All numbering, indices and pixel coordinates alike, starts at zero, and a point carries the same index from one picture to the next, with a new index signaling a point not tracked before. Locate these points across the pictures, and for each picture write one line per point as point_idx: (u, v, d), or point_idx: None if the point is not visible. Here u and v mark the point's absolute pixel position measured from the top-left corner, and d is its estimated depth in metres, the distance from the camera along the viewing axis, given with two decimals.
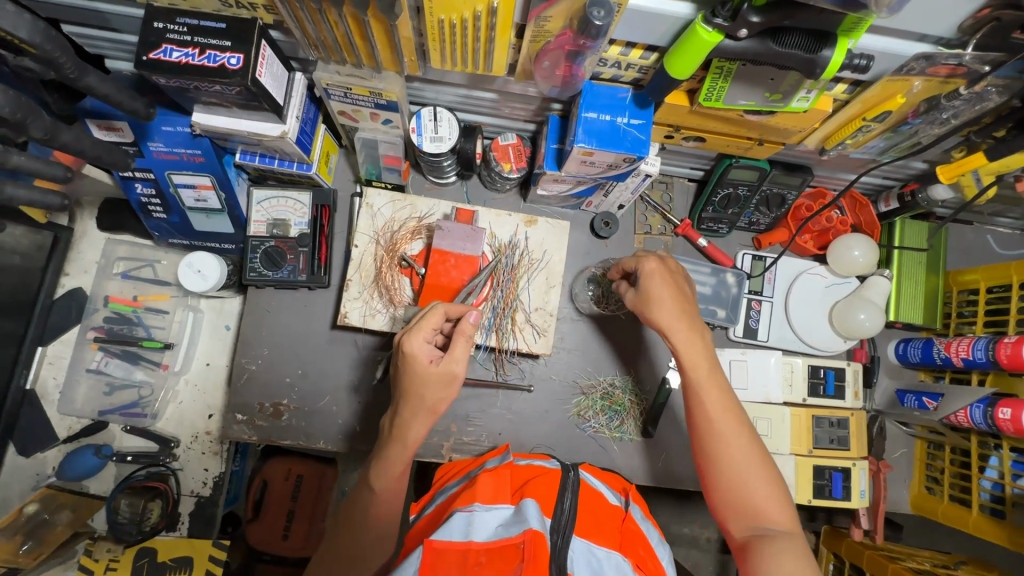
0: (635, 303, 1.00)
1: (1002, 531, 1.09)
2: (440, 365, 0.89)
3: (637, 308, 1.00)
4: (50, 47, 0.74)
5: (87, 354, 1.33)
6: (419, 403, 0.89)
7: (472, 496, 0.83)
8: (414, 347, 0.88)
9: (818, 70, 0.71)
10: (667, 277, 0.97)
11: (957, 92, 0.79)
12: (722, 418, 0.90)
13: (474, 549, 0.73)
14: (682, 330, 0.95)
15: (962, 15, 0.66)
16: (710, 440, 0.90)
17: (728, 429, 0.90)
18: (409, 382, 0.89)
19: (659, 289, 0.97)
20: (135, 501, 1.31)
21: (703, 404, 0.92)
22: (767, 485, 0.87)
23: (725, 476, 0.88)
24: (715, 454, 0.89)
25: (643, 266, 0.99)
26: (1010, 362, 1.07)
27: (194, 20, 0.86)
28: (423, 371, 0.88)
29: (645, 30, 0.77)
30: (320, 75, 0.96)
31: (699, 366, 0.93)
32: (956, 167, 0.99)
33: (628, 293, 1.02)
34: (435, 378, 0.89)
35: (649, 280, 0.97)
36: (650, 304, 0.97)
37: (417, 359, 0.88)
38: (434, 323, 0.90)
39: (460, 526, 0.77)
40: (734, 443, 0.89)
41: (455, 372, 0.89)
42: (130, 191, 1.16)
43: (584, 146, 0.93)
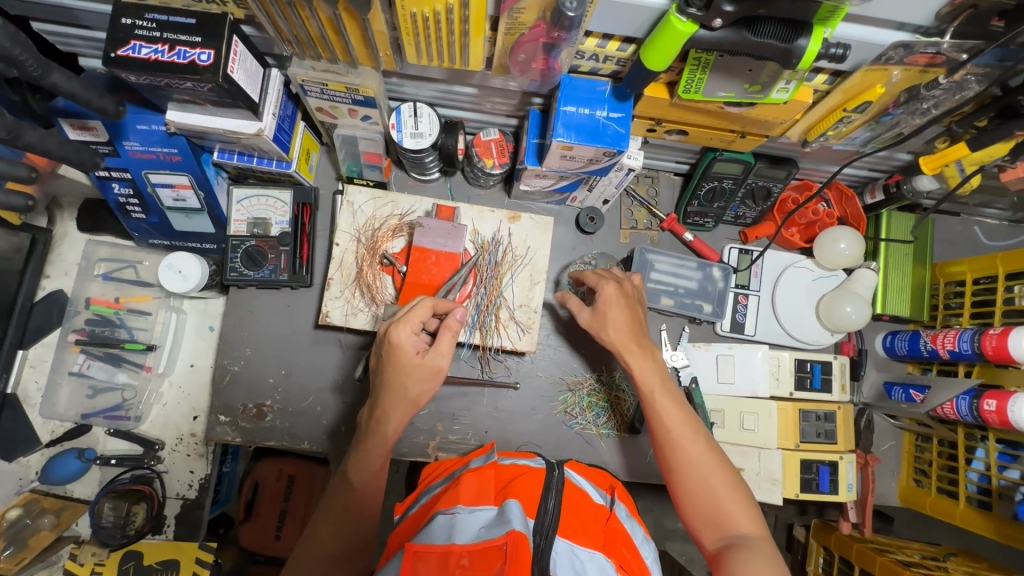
0: (589, 321, 1.01)
1: (991, 523, 1.09)
2: (426, 358, 0.89)
3: (591, 328, 1.01)
4: (11, 44, 0.72)
5: (69, 356, 1.31)
6: (401, 395, 0.89)
7: (455, 499, 0.82)
8: (401, 338, 0.88)
9: (795, 61, 0.70)
10: (621, 297, 0.99)
11: (936, 82, 0.78)
12: (679, 430, 0.91)
13: (456, 551, 0.72)
14: (630, 349, 0.97)
15: (938, 2, 0.65)
16: (670, 453, 0.91)
17: (685, 441, 0.91)
18: (393, 371, 0.89)
19: (613, 308, 0.99)
20: (118, 505, 1.28)
21: (660, 418, 0.93)
22: (731, 492, 0.87)
23: (690, 488, 0.88)
24: (676, 467, 0.90)
25: (601, 286, 1.00)
26: (995, 353, 1.06)
27: (163, 15, 0.85)
28: (408, 361, 0.88)
29: (621, 22, 0.76)
30: (295, 72, 0.94)
31: (650, 382, 0.95)
32: (939, 158, 0.98)
33: (583, 312, 1.03)
34: (418, 371, 0.89)
35: (607, 300, 0.99)
36: (602, 326, 0.99)
37: (403, 349, 0.88)
38: (422, 316, 0.90)
39: (443, 529, 0.76)
40: (692, 455, 0.89)
41: (439, 366, 0.89)
42: (107, 191, 1.14)
43: (564, 140, 0.92)
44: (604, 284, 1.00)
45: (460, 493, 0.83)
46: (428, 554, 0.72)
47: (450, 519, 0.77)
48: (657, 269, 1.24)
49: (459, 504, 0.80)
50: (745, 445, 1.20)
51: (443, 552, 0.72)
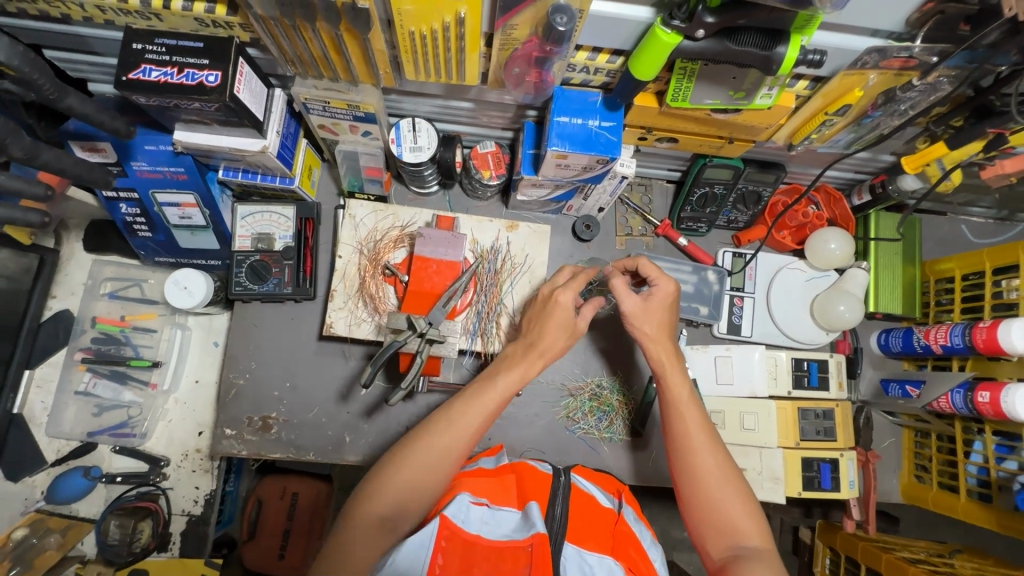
0: (633, 311, 1.01)
1: (992, 515, 1.10)
2: (571, 315, 0.99)
3: (632, 317, 1.02)
4: (29, 69, 0.76)
5: (75, 375, 1.34)
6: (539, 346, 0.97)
7: (478, 491, 0.86)
8: (565, 297, 0.99)
9: (775, 67, 0.74)
10: (672, 294, 1.02)
11: (911, 84, 0.82)
12: (699, 436, 0.94)
13: (482, 543, 0.77)
14: (660, 348, 1.01)
15: (908, 9, 0.69)
16: (686, 455, 0.92)
17: (704, 446, 0.93)
18: (543, 324, 0.99)
19: (663, 303, 1.02)
20: (124, 522, 1.29)
21: (682, 421, 0.95)
22: (741, 502, 0.89)
23: (704, 491, 0.89)
24: (691, 469, 0.91)
25: (657, 277, 1.02)
26: (986, 346, 1.09)
27: (173, 40, 0.89)
28: (564, 315, 0.98)
29: (610, 35, 0.80)
30: (298, 90, 0.98)
31: (676, 386, 0.98)
32: (919, 158, 1.01)
33: (631, 296, 1.02)
34: (570, 326, 0.99)
35: (659, 293, 1.02)
36: (644, 318, 1.01)
37: (562, 305, 0.98)
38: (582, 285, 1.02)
39: (473, 517, 0.80)
40: (709, 461, 0.91)
41: (577, 325, 1.00)
42: (114, 211, 1.17)
43: (558, 149, 0.95)
44: (658, 277, 1.03)
45: (481, 487, 0.88)
46: (457, 538, 0.77)
47: (479, 510, 0.82)
48: None
49: (485, 498, 0.85)
50: (746, 445, 1.21)
51: (468, 540, 0.77)
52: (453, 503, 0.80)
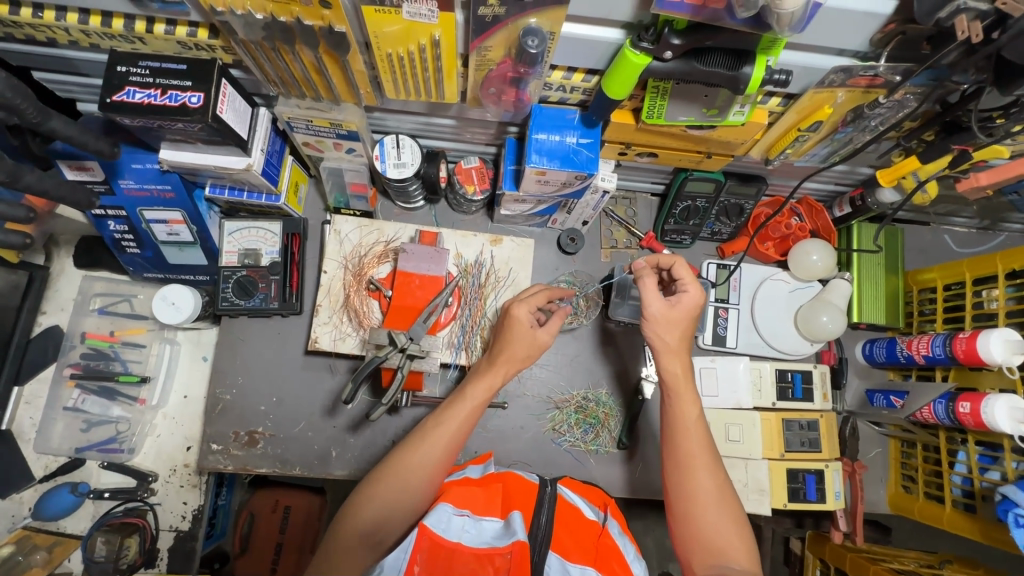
0: (658, 318, 1.00)
1: (977, 526, 1.10)
2: (533, 330, 1.01)
3: (654, 323, 1.01)
4: (11, 94, 0.77)
5: (64, 391, 1.34)
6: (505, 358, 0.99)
7: (463, 501, 0.87)
8: (519, 313, 1.01)
9: (742, 86, 0.76)
10: (700, 300, 1.01)
11: (878, 101, 0.83)
12: (702, 454, 0.94)
13: (463, 551, 0.78)
14: (677, 363, 1.00)
15: (869, 30, 0.71)
16: (689, 475, 0.92)
17: (705, 468, 0.93)
18: (505, 338, 1.01)
19: (689, 314, 1.00)
20: (110, 539, 1.28)
21: (686, 437, 0.95)
22: (733, 528, 0.89)
23: (697, 509, 0.90)
24: (688, 488, 0.91)
25: (686, 281, 1.01)
26: (966, 356, 1.09)
27: (156, 62, 0.90)
28: (522, 332, 1.00)
29: (583, 56, 0.82)
30: (280, 110, 1.00)
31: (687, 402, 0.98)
32: (894, 171, 1.02)
33: (658, 300, 1.00)
34: (531, 340, 1.00)
35: (687, 300, 1.00)
36: (667, 328, 1.00)
37: (519, 320, 1.00)
38: (541, 300, 1.05)
39: (454, 526, 0.82)
40: (708, 483, 0.91)
41: (541, 339, 1.01)
42: (102, 228, 1.19)
43: (537, 165, 0.97)
44: (691, 283, 1.01)
45: (466, 497, 0.88)
46: (437, 548, 0.78)
47: (461, 521, 0.83)
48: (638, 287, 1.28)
49: (468, 508, 0.86)
50: (731, 457, 1.22)
51: (450, 550, 0.78)
52: (434, 515, 0.82)
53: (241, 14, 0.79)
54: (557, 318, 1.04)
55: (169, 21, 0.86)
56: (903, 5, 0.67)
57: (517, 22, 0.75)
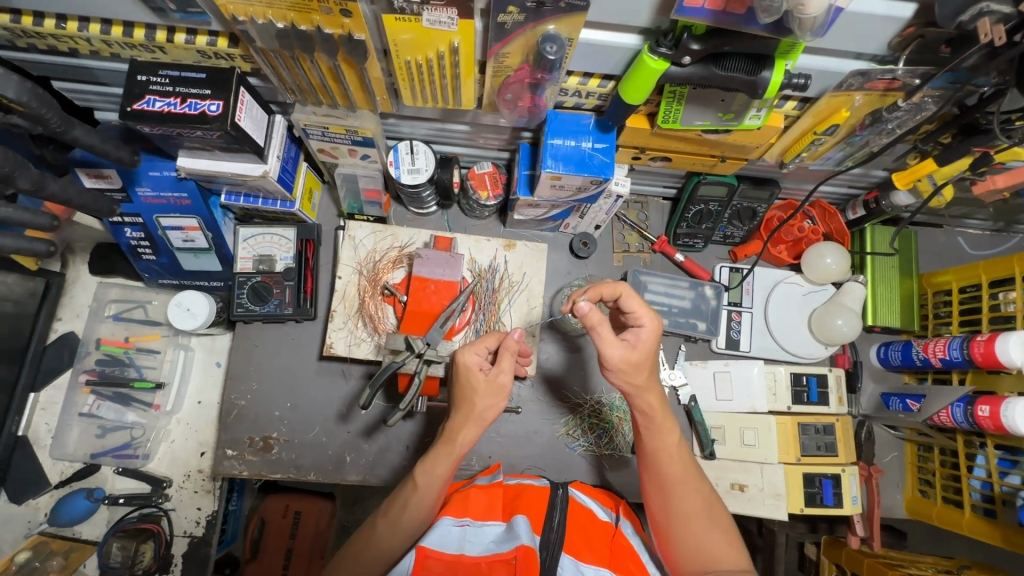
0: (618, 364, 0.85)
1: (997, 531, 1.09)
2: (489, 374, 0.89)
3: (615, 371, 0.86)
4: (37, 104, 0.78)
5: (80, 397, 1.35)
6: (468, 411, 0.89)
7: (464, 511, 0.88)
8: (466, 361, 0.90)
9: (761, 91, 0.76)
10: (657, 331, 0.87)
11: (896, 104, 0.83)
12: (681, 481, 0.89)
13: (467, 561, 0.78)
14: (651, 394, 0.88)
15: (889, 33, 0.71)
16: (673, 500, 0.89)
17: (689, 490, 0.89)
18: (461, 390, 0.90)
19: (649, 352, 0.85)
20: (127, 544, 1.29)
21: (661, 465, 0.89)
22: (728, 545, 0.86)
23: (682, 529, 0.88)
24: (672, 514, 0.88)
25: (639, 314, 0.86)
26: (984, 359, 1.09)
27: (176, 72, 0.91)
28: (473, 380, 0.89)
29: (599, 61, 0.82)
30: (297, 117, 1.01)
31: (660, 434, 0.89)
32: (910, 173, 1.03)
33: (616, 347, 0.85)
34: (485, 388, 0.89)
35: (644, 337, 0.86)
36: (629, 373, 0.85)
37: (467, 367, 0.89)
38: (490, 342, 0.93)
39: (454, 539, 0.81)
40: (696, 504, 0.88)
41: (502, 382, 0.89)
42: (119, 235, 1.20)
43: (552, 171, 0.97)
44: (645, 318, 0.86)
45: (469, 505, 0.88)
46: (438, 561, 0.77)
47: (461, 531, 0.83)
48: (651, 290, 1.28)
49: (469, 516, 0.86)
50: (746, 461, 1.22)
51: (453, 561, 0.78)
52: (434, 533, 0.82)
53: (262, 23, 0.80)
54: (511, 353, 0.90)
55: (190, 30, 0.87)
56: (923, 9, 0.67)
57: (535, 29, 0.75)
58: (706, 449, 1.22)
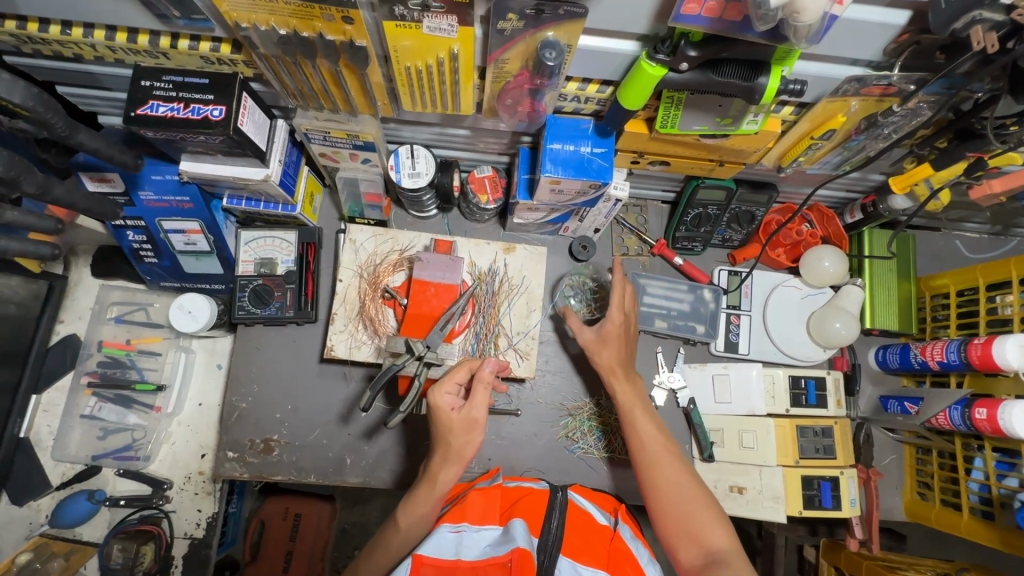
0: (592, 345, 1.10)
1: (995, 533, 1.09)
2: (462, 412, 0.89)
3: (589, 348, 1.10)
4: (42, 108, 0.79)
5: (82, 399, 1.36)
6: (445, 450, 0.89)
7: (462, 515, 0.88)
8: (437, 400, 0.90)
9: (758, 97, 0.77)
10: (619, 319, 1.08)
11: (892, 109, 0.84)
12: (657, 449, 1.00)
13: (463, 567, 0.78)
14: (621, 378, 1.08)
15: (884, 40, 0.72)
16: (655, 478, 0.97)
17: (664, 458, 0.99)
18: (438, 429, 0.91)
19: (616, 332, 1.08)
20: (127, 546, 1.31)
21: (638, 435, 1.02)
22: (709, 514, 0.93)
23: (663, 496, 0.95)
24: (659, 486, 0.96)
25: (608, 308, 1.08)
26: (981, 362, 1.09)
27: (179, 77, 0.92)
28: (445, 419, 0.89)
29: (598, 67, 0.83)
30: (299, 121, 1.02)
31: (630, 403, 1.05)
32: (907, 177, 1.05)
33: (586, 330, 1.10)
34: (459, 426, 0.89)
35: (608, 327, 1.08)
36: (603, 347, 1.09)
37: (439, 407, 0.89)
38: (460, 376, 0.92)
39: (451, 544, 0.82)
40: (677, 476, 0.96)
41: (475, 417, 0.90)
42: (122, 238, 1.20)
43: (552, 175, 0.98)
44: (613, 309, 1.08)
45: (467, 508, 0.89)
46: (434, 566, 0.78)
47: (458, 536, 0.83)
48: (650, 293, 1.30)
49: (466, 521, 0.86)
50: (745, 463, 1.22)
51: (449, 566, 0.78)
52: (431, 540, 0.82)
53: (265, 29, 0.81)
54: (483, 386, 0.90)
55: (194, 36, 0.88)
56: (917, 15, 0.68)
57: (535, 36, 0.76)
58: (705, 451, 1.25)
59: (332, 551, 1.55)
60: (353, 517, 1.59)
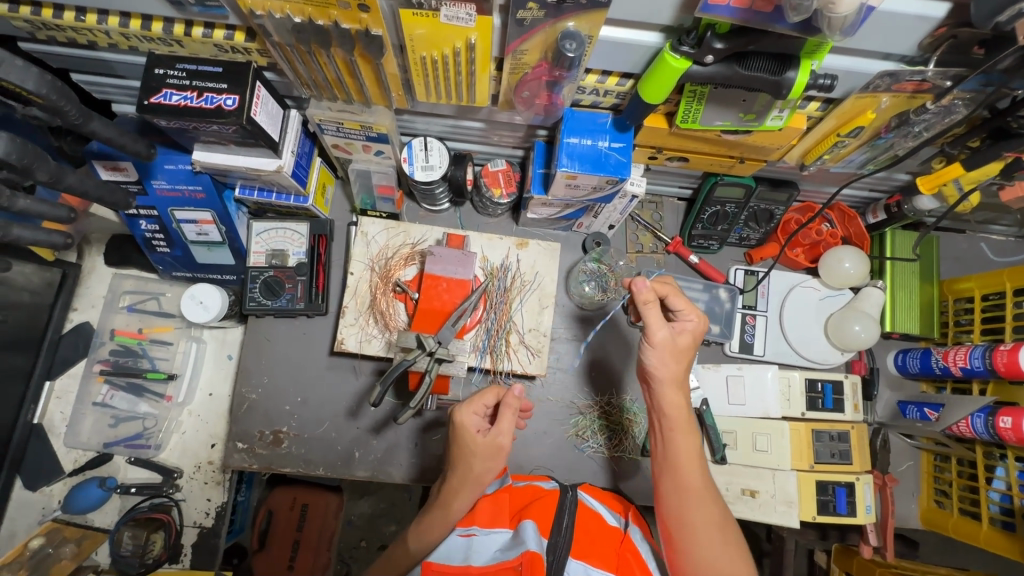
0: (662, 347, 0.88)
1: (1015, 545, 1.06)
2: (488, 435, 0.89)
3: (657, 350, 0.89)
4: (55, 96, 0.78)
5: (94, 387, 1.37)
6: (466, 473, 0.89)
7: (473, 518, 0.88)
8: (462, 418, 0.90)
9: (785, 92, 0.74)
10: (700, 329, 0.93)
11: (925, 106, 0.82)
12: (703, 485, 0.87)
13: (474, 571, 0.77)
14: (679, 398, 0.90)
15: (920, 33, 0.69)
16: (688, 505, 0.85)
17: (707, 495, 0.86)
18: (459, 451, 0.90)
19: (688, 345, 0.91)
20: (138, 534, 1.30)
21: (682, 470, 0.87)
22: (737, 556, 0.84)
23: (694, 544, 0.84)
24: (688, 522, 0.85)
25: (688, 309, 0.92)
26: (1007, 369, 1.06)
27: (193, 65, 0.91)
28: (471, 441, 0.89)
29: (619, 59, 0.81)
30: (312, 112, 1.00)
31: (683, 435, 0.88)
32: (935, 177, 1.01)
33: (665, 329, 0.89)
34: (482, 451, 0.88)
35: (691, 328, 0.92)
36: (672, 360, 0.89)
37: (465, 427, 0.89)
38: (489, 401, 0.92)
39: (462, 548, 0.83)
40: (714, 512, 0.85)
41: (501, 444, 0.88)
42: (134, 227, 1.20)
43: (568, 170, 0.96)
44: (690, 312, 0.93)
45: (477, 512, 0.89)
46: (444, 571, 0.78)
47: (469, 540, 0.84)
48: None
49: (477, 524, 0.87)
50: (758, 467, 1.20)
51: (460, 571, 0.78)
52: (442, 547, 0.84)
53: (279, 16, 0.79)
54: (512, 411, 0.90)
55: (208, 24, 0.87)
56: (956, 9, 0.65)
57: (555, 26, 0.74)
58: (718, 453, 1.21)
59: (339, 542, 1.55)
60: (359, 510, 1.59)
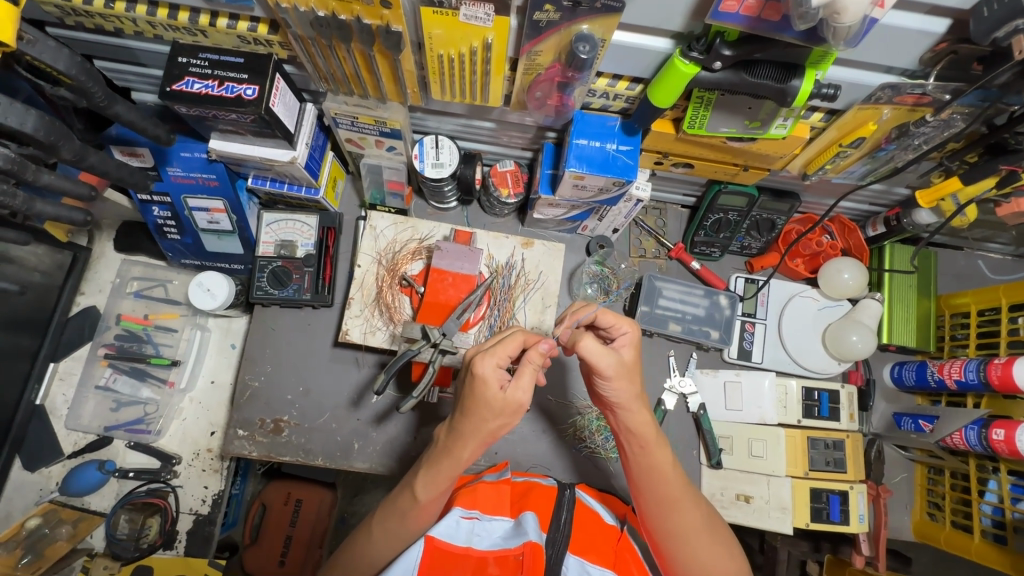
0: (613, 374, 0.80)
1: (1005, 557, 1.07)
2: (507, 394, 0.77)
3: (611, 380, 0.80)
4: (84, 77, 0.81)
5: (97, 370, 1.38)
6: (477, 427, 0.79)
7: (473, 502, 0.89)
8: (486, 371, 0.77)
9: (790, 99, 0.77)
10: (638, 339, 0.86)
11: (924, 119, 0.85)
12: (685, 496, 0.86)
13: (475, 555, 0.80)
14: (640, 413, 0.84)
15: (922, 48, 0.72)
16: (670, 518, 0.85)
17: (689, 504, 0.86)
18: (471, 400, 0.78)
19: (634, 356, 0.84)
20: (134, 518, 1.33)
21: (665, 484, 0.85)
22: (727, 552, 0.87)
23: (690, 548, 0.85)
24: (678, 532, 0.85)
25: (620, 325, 0.85)
26: (1001, 383, 1.08)
27: (215, 55, 0.94)
28: (489, 396, 0.77)
29: (630, 64, 0.84)
30: (329, 105, 1.03)
31: (654, 450, 0.85)
32: (935, 192, 1.04)
33: (607, 357, 0.79)
34: (499, 408, 0.78)
35: (629, 343, 0.85)
36: (628, 381, 0.81)
37: (486, 380, 0.77)
38: (511, 349, 0.79)
39: (462, 531, 0.84)
40: (696, 519, 0.85)
41: (521, 403, 0.78)
42: (147, 213, 1.22)
43: (576, 170, 0.99)
44: (621, 323, 0.85)
45: (478, 498, 0.90)
46: (446, 552, 0.80)
47: (470, 524, 0.85)
48: (665, 297, 1.29)
49: (478, 509, 0.88)
50: (754, 472, 1.22)
51: (461, 553, 0.80)
52: (443, 522, 0.84)
53: (303, 10, 0.82)
54: (532, 367, 0.80)
55: (232, 16, 0.90)
56: (957, 24, 0.68)
57: (570, 29, 0.77)
58: (714, 458, 1.21)
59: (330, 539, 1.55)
60: (352, 508, 1.59)
